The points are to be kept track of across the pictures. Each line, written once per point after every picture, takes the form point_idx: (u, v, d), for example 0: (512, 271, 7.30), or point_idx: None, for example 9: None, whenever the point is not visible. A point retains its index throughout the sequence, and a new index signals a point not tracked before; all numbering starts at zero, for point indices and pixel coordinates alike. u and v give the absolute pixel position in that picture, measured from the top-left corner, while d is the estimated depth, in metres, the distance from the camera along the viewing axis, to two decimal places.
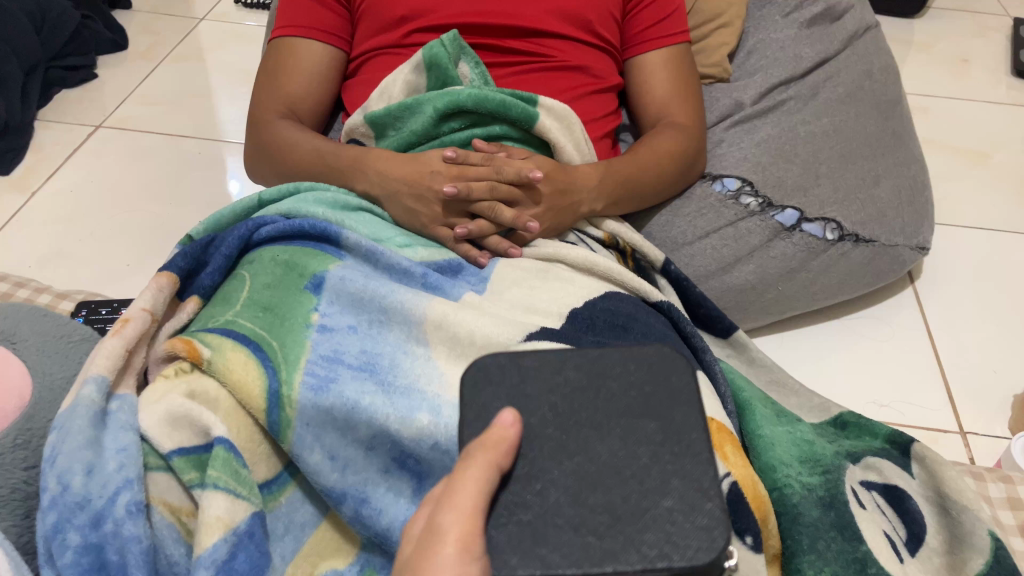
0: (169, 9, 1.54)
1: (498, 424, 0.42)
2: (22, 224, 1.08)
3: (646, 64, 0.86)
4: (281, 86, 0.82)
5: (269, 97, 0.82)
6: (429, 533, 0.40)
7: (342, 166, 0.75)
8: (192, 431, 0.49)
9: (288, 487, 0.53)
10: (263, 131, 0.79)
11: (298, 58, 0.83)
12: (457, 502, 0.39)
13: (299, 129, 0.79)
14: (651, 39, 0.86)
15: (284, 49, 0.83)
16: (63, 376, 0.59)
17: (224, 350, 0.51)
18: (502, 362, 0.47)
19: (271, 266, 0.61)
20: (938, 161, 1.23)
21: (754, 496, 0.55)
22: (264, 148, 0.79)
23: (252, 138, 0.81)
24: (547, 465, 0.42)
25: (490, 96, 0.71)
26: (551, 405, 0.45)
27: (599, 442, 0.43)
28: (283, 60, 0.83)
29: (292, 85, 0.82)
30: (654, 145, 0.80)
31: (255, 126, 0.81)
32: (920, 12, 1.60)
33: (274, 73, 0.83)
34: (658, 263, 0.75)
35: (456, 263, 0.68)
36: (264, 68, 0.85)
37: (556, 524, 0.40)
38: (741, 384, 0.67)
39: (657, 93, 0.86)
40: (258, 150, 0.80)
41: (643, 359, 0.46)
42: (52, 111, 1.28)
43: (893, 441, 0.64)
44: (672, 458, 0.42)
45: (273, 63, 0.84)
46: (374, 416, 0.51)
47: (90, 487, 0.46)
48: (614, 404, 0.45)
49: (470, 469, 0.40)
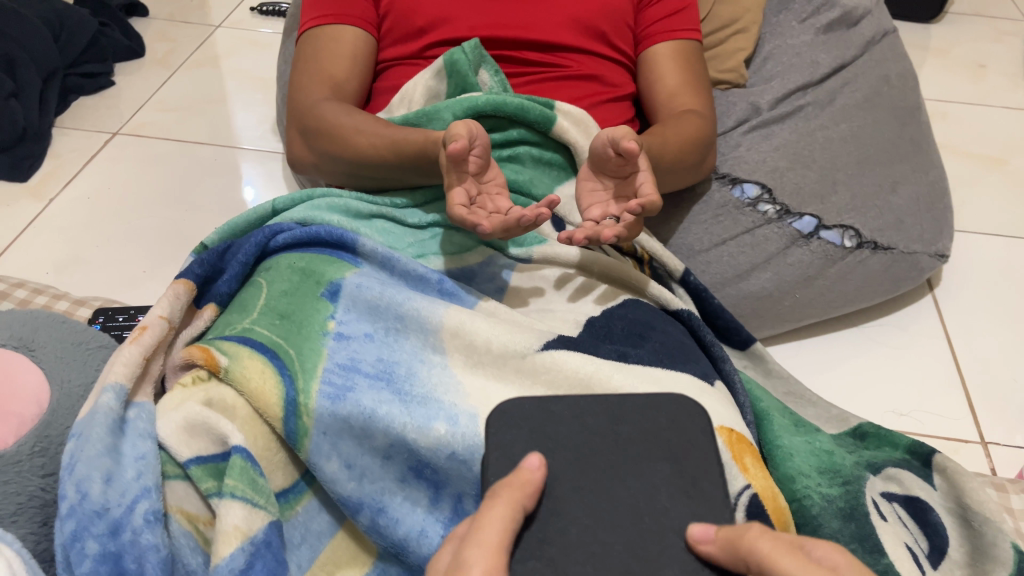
0: (185, 16, 1.55)
1: (525, 467, 0.42)
2: (40, 231, 1.08)
3: (651, 58, 0.85)
4: (323, 68, 0.79)
5: (310, 79, 0.79)
6: (452, 569, 0.38)
7: (408, 150, 0.69)
8: (209, 439, 0.49)
9: (305, 496, 0.53)
10: (308, 112, 0.76)
11: (338, 42, 0.81)
12: (483, 536, 0.38)
13: (346, 107, 0.75)
14: (659, 32, 0.86)
15: (322, 37, 0.81)
16: (80, 383, 0.59)
17: (241, 358, 0.51)
18: (528, 410, 0.47)
19: (288, 273, 0.61)
20: (955, 166, 1.22)
21: (773, 508, 0.52)
22: (309, 128, 0.76)
23: (296, 121, 0.78)
24: (567, 503, 0.42)
25: (508, 101, 0.72)
26: (572, 448, 0.45)
27: (621, 485, 0.43)
28: (323, 45, 0.81)
29: (335, 67, 0.80)
30: (676, 127, 0.77)
31: (298, 110, 0.77)
32: (937, 17, 1.59)
33: (313, 58, 0.80)
34: (677, 273, 0.74)
35: (470, 269, 0.67)
36: (299, 57, 0.82)
37: (578, 560, 0.40)
38: (759, 393, 0.66)
39: (670, 81, 0.84)
40: (311, 139, 0.76)
41: (665, 410, 0.47)
42: (70, 118, 1.29)
43: (914, 452, 0.64)
44: (690, 500, 0.43)
45: (311, 50, 0.81)
46: (391, 424, 0.50)
47: (109, 496, 0.46)
48: (631, 448, 0.45)
49: (495, 506, 0.40)
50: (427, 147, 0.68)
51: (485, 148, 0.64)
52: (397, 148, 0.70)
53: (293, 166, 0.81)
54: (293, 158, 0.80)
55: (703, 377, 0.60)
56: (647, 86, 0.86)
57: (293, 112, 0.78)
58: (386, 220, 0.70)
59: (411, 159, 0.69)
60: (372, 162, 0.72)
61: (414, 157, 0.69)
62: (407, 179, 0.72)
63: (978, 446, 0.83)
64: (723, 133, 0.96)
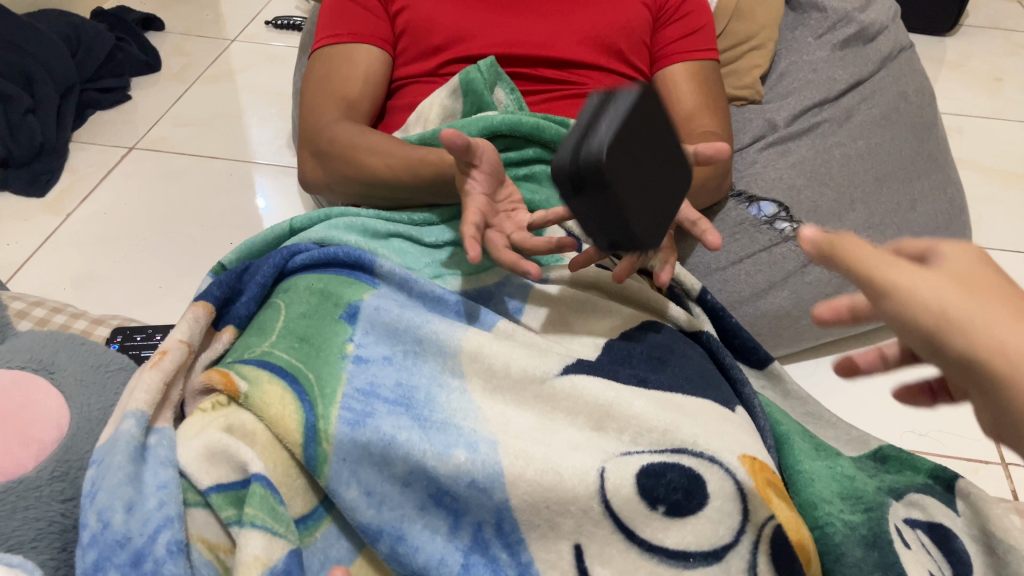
0: (201, 31, 1.57)
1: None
2: (57, 246, 1.09)
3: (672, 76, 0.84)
4: (336, 89, 0.79)
5: (324, 100, 0.79)
6: None
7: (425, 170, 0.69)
8: (230, 467, 0.49)
9: (323, 522, 0.53)
10: (324, 134, 0.76)
11: (353, 62, 0.81)
12: None
13: (362, 127, 0.76)
14: (674, 53, 0.85)
15: (335, 56, 0.82)
16: (100, 407, 0.59)
17: (261, 383, 0.52)
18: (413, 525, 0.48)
19: (306, 294, 0.61)
20: (973, 181, 1.21)
21: (798, 540, 0.50)
22: (325, 148, 0.76)
23: (310, 142, 0.78)
24: None
25: (523, 120, 0.72)
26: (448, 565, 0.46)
27: None
28: (336, 64, 0.81)
29: (348, 87, 0.80)
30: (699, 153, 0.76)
31: (313, 131, 0.78)
32: (952, 30, 1.59)
33: (326, 77, 0.80)
34: (693, 292, 0.74)
35: (487, 289, 0.67)
36: (310, 76, 0.82)
37: None
38: (779, 417, 0.65)
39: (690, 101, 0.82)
40: (327, 159, 0.76)
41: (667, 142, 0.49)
42: (87, 133, 1.30)
43: (936, 477, 0.62)
44: None
45: (322, 69, 0.81)
46: (411, 451, 0.50)
47: (130, 525, 0.46)
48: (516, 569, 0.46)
49: None
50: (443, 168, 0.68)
51: (492, 162, 0.64)
52: (415, 167, 0.70)
53: (306, 186, 0.81)
54: (304, 180, 0.80)
55: (724, 403, 0.58)
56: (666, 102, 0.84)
57: (308, 133, 0.78)
58: (404, 239, 0.69)
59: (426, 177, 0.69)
60: (389, 181, 0.72)
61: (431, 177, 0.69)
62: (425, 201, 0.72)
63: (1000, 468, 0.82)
64: (739, 150, 0.96)
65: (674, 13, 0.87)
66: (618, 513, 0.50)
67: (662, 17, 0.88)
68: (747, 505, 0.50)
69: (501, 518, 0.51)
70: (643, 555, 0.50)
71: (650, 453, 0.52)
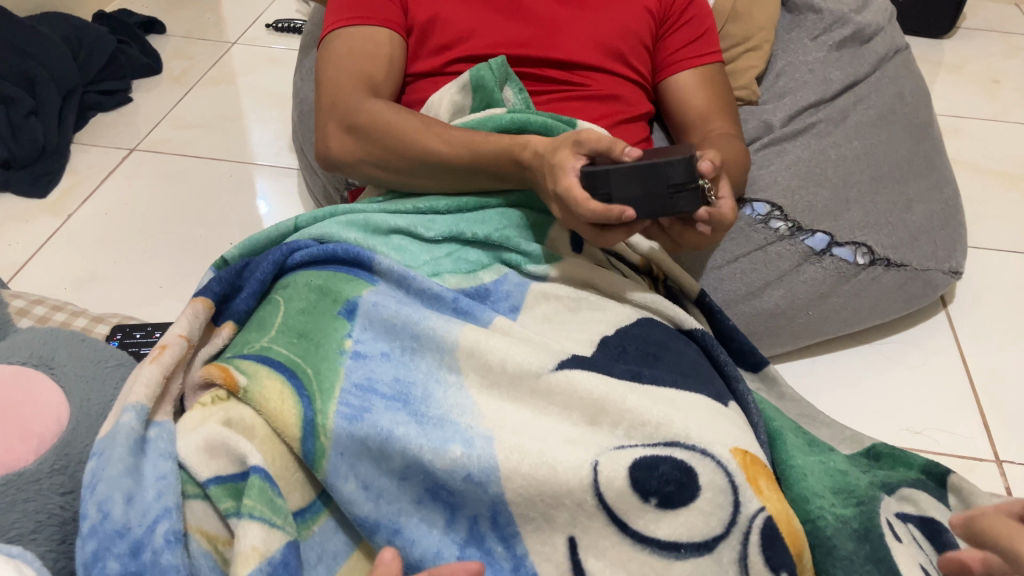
0: (202, 34, 1.58)
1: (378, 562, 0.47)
2: (57, 247, 1.09)
3: (681, 83, 0.87)
4: (359, 66, 0.78)
5: (350, 78, 0.77)
6: None
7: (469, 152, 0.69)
8: (229, 460, 0.50)
9: (321, 516, 0.53)
10: (353, 107, 0.74)
11: (373, 43, 0.80)
12: None
13: (397, 107, 0.74)
14: (681, 60, 0.87)
15: (357, 36, 0.80)
16: (99, 402, 0.60)
17: (259, 377, 0.52)
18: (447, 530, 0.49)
19: (305, 291, 0.61)
20: (968, 182, 1.22)
21: (788, 533, 0.51)
22: (357, 125, 0.74)
23: (338, 117, 0.75)
24: None
25: (532, 120, 0.72)
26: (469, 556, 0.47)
27: None
28: (360, 45, 0.79)
29: (372, 67, 0.79)
30: (728, 145, 0.79)
31: (341, 106, 0.75)
32: (949, 33, 1.60)
33: (350, 56, 0.78)
34: (693, 293, 0.75)
35: (484, 287, 0.66)
36: (331, 53, 0.80)
37: None
38: (772, 414, 0.66)
39: (703, 104, 0.85)
40: (354, 132, 0.74)
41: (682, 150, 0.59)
42: (88, 135, 1.31)
43: (928, 472, 0.63)
44: None
45: (346, 48, 0.79)
46: (408, 446, 0.50)
47: (130, 516, 0.47)
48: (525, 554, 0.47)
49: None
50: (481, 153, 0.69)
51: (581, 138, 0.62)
52: (472, 148, 0.69)
53: (321, 162, 0.78)
54: (322, 151, 0.77)
55: (717, 398, 0.59)
56: (677, 107, 0.88)
57: (331, 105, 0.76)
58: (405, 236, 0.68)
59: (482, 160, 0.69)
60: (426, 156, 0.70)
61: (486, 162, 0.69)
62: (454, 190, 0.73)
63: (993, 465, 0.83)
64: None
65: (679, 18, 0.88)
66: (611, 505, 0.50)
67: (669, 23, 0.88)
68: (738, 497, 0.51)
69: (496, 511, 0.51)
70: (635, 546, 0.51)
71: (643, 447, 0.52)
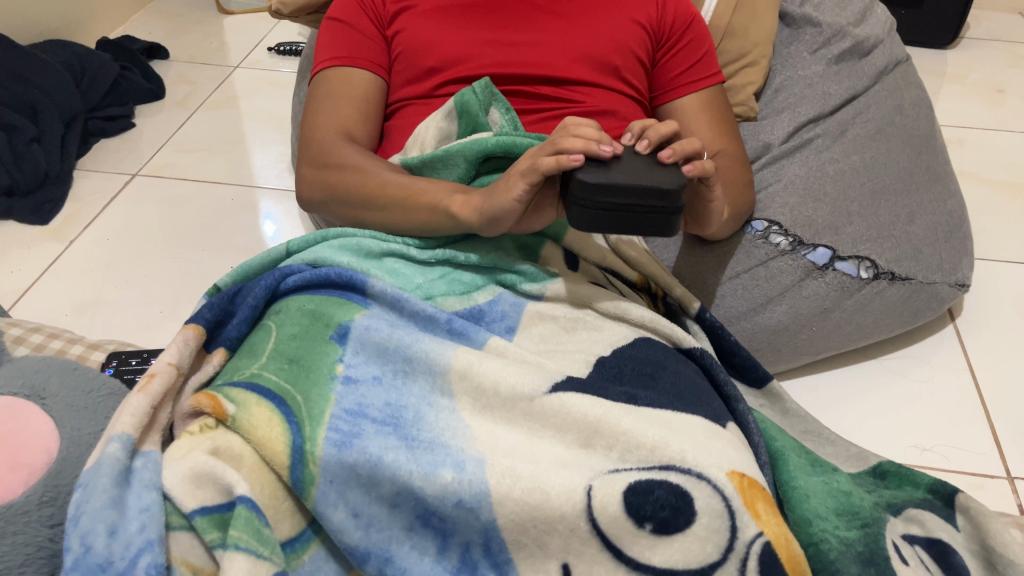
0: (204, 59, 1.59)
1: None
2: (58, 273, 1.09)
3: (680, 110, 0.86)
4: (337, 110, 0.79)
5: (326, 121, 0.78)
6: None
7: (421, 189, 0.69)
8: (215, 489, 0.49)
9: (311, 544, 0.53)
10: (325, 152, 0.75)
11: (352, 85, 0.81)
12: None
13: (367, 153, 0.75)
14: (683, 84, 0.86)
15: (338, 79, 0.81)
16: (91, 431, 0.59)
17: (248, 405, 0.51)
18: None
19: (297, 316, 0.60)
20: (976, 193, 1.20)
21: (787, 557, 0.50)
22: (328, 167, 0.74)
23: (311, 160, 0.76)
24: None
25: (518, 143, 0.71)
26: None
27: None
28: (340, 87, 0.81)
29: (349, 110, 0.80)
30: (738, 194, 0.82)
31: (314, 150, 0.76)
32: (951, 43, 1.59)
33: (328, 101, 0.80)
34: (692, 310, 0.73)
35: (478, 308, 0.65)
36: (313, 99, 0.81)
37: None
38: (774, 433, 0.65)
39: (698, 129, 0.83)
40: (323, 175, 0.74)
41: None
42: (91, 160, 1.31)
43: (936, 491, 0.62)
44: None
45: (327, 92, 0.81)
46: (398, 471, 0.50)
47: (113, 549, 0.46)
48: None
49: None
50: (435, 190, 0.69)
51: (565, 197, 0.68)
52: (424, 185, 0.70)
53: (301, 205, 0.79)
54: (300, 196, 0.78)
55: (714, 419, 0.58)
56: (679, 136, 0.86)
57: (306, 150, 0.77)
58: (397, 259, 0.68)
59: (433, 195, 0.68)
60: (383, 197, 0.71)
61: (434, 196, 0.68)
62: (416, 229, 0.70)
63: (1005, 482, 0.81)
64: None
65: (677, 42, 0.87)
66: (604, 530, 0.50)
67: (665, 47, 0.87)
68: (735, 522, 0.50)
69: (488, 538, 0.51)
70: (631, 572, 0.50)
71: (638, 471, 0.51)
